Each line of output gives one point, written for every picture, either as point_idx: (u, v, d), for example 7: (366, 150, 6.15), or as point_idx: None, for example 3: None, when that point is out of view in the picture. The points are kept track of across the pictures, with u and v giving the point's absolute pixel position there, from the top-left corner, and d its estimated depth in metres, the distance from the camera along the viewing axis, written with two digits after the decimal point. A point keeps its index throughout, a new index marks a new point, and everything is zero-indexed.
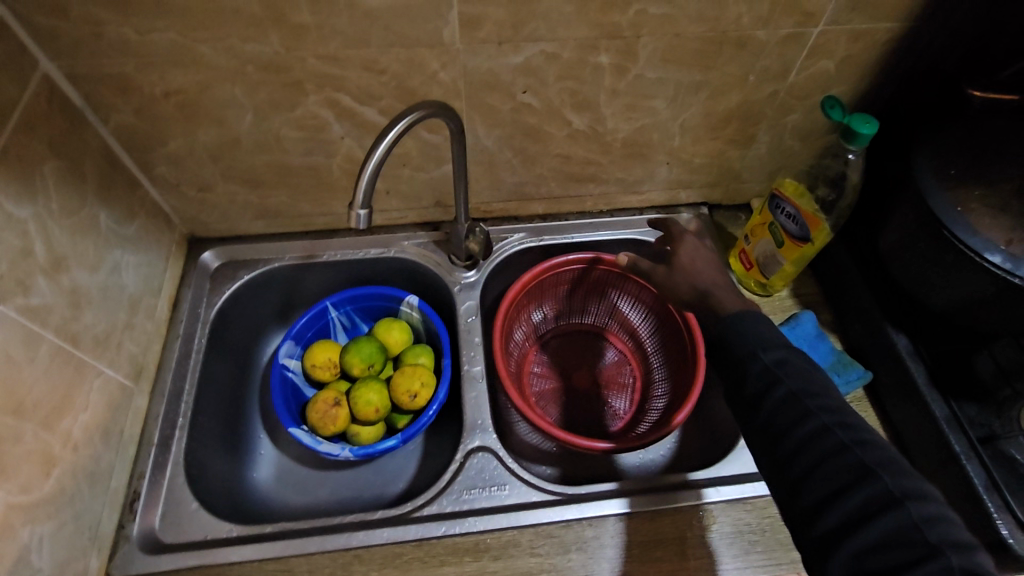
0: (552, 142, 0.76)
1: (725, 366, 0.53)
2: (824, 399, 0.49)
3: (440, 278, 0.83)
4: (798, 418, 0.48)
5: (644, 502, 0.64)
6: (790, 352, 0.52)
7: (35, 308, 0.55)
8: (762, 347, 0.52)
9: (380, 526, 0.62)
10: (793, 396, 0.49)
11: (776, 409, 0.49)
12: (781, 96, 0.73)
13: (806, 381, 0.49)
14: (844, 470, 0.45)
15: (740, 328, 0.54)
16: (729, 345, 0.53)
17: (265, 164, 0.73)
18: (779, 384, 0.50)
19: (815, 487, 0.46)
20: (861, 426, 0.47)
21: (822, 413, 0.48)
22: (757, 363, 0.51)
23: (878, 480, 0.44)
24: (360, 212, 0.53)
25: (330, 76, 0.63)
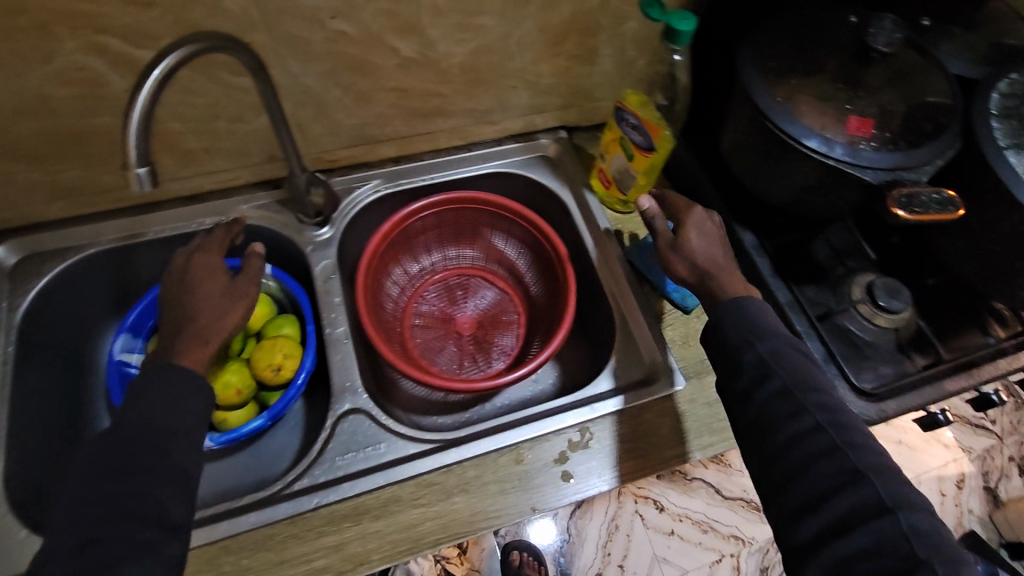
0: (383, 74, 0.69)
1: (718, 356, 0.57)
2: (816, 396, 0.53)
3: (289, 240, 0.77)
4: (791, 414, 0.52)
5: (632, 399, 0.68)
6: (787, 344, 0.56)
7: None
8: (754, 339, 0.56)
9: (246, 511, 0.58)
10: (785, 390, 0.53)
11: (772, 404, 0.53)
12: (613, 3, 0.70)
13: (794, 372, 0.54)
14: (836, 472, 0.49)
15: (724, 322, 0.58)
16: (725, 332, 0.57)
17: (40, 133, 0.62)
18: (773, 378, 0.54)
19: (803, 486, 0.50)
20: (853, 428, 0.51)
21: (816, 412, 0.52)
22: (750, 354, 0.55)
23: (869, 485, 0.48)
24: (140, 172, 0.46)
25: (85, 14, 0.52)
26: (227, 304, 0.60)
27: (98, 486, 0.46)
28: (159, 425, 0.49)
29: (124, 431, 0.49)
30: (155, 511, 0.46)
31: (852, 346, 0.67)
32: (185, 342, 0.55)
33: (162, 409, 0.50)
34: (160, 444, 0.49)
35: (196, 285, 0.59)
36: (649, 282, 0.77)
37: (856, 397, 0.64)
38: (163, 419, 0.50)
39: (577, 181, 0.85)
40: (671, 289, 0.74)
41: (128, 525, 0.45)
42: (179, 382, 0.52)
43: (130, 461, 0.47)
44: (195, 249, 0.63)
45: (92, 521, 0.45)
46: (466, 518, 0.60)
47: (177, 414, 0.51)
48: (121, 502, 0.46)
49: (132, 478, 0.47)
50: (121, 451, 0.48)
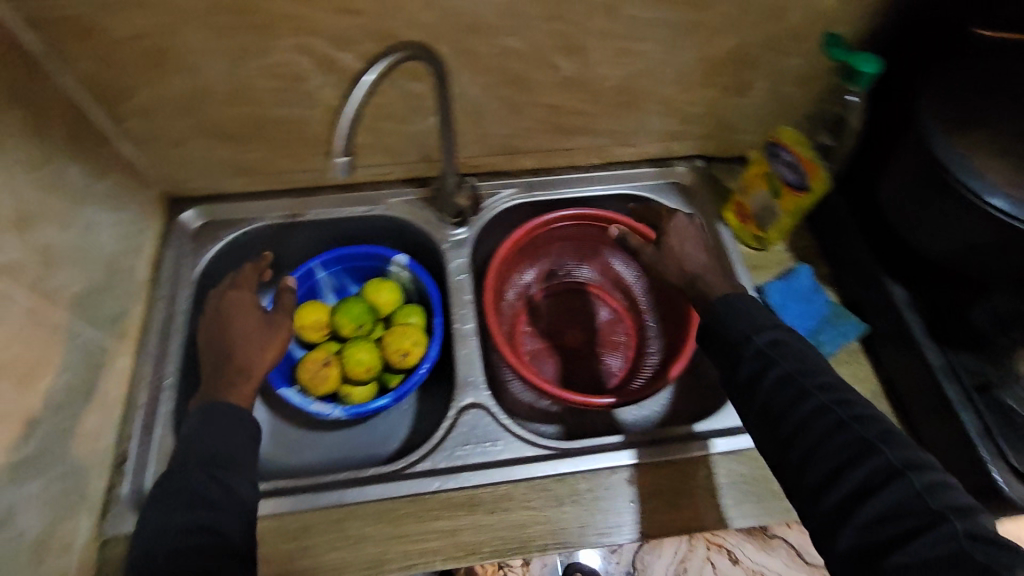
0: (540, 90, 0.71)
1: (720, 352, 0.57)
2: (816, 377, 0.52)
3: (429, 236, 0.81)
4: (794, 400, 0.51)
5: (660, 452, 0.65)
6: (782, 333, 0.56)
7: (4, 265, 0.51)
8: (754, 331, 0.56)
9: (374, 483, 0.62)
10: (787, 376, 0.52)
11: (775, 391, 0.52)
12: (781, 39, 0.70)
13: (796, 360, 0.53)
14: (846, 445, 0.48)
15: (724, 318, 0.58)
16: (726, 325, 0.57)
17: (239, 117, 0.68)
18: (774, 365, 0.53)
19: (817, 462, 0.48)
20: (856, 402, 0.50)
21: (819, 392, 0.51)
22: (750, 346, 0.55)
23: (880, 453, 0.46)
24: (340, 160, 0.51)
25: (303, 19, 0.58)
26: (264, 340, 0.66)
27: (169, 523, 0.49)
28: (219, 457, 0.54)
29: (186, 477, 0.52)
30: (222, 542, 0.49)
31: (1014, 425, 0.61)
32: (235, 377, 0.61)
33: (222, 444, 0.55)
34: (217, 479, 0.52)
35: (229, 322, 0.66)
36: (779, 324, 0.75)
37: (1018, 483, 0.58)
38: (219, 452, 0.54)
39: (709, 212, 0.84)
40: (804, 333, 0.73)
41: (197, 559, 0.48)
42: (231, 420, 0.57)
43: (193, 499, 0.51)
44: (227, 287, 0.70)
45: (171, 555, 0.48)
46: (574, 528, 0.61)
47: (229, 446, 0.55)
48: (190, 536, 0.49)
49: (198, 515, 0.50)
50: (185, 486, 0.51)
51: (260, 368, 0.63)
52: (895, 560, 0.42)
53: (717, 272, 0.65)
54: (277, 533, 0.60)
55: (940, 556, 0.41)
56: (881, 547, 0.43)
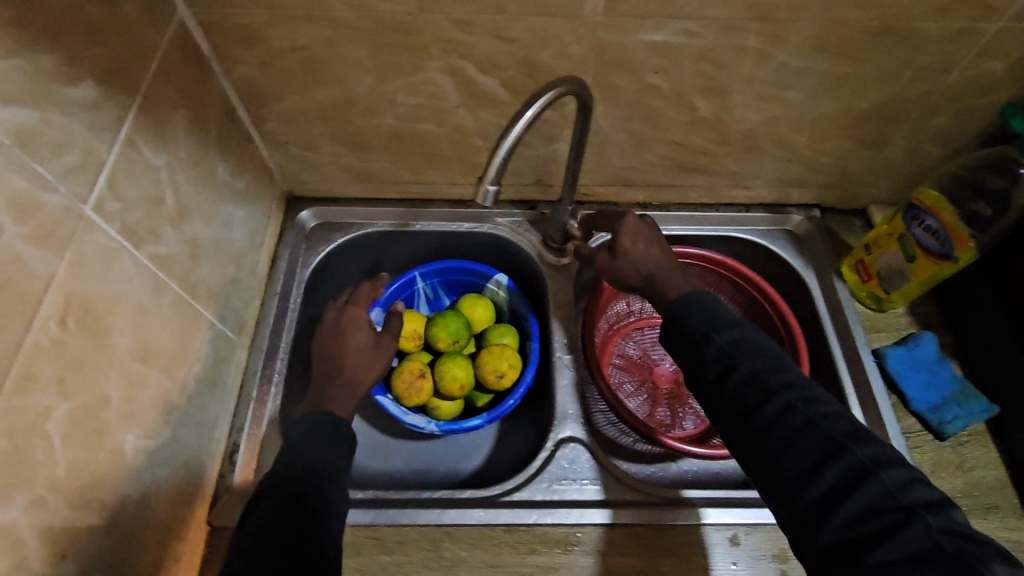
0: (670, 128, 0.70)
1: (680, 348, 0.54)
2: (783, 375, 0.49)
3: (534, 259, 0.81)
4: (759, 398, 0.48)
5: (636, 515, 0.64)
6: (742, 330, 0.52)
7: (164, 257, 0.53)
8: (715, 329, 0.52)
9: (474, 506, 0.64)
10: (753, 374, 0.49)
11: (740, 391, 0.49)
12: (933, 97, 0.67)
13: (757, 358, 0.50)
14: (816, 443, 0.44)
15: (684, 313, 0.55)
16: (689, 321, 0.54)
17: (374, 129, 0.70)
18: (737, 366, 0.50)
19: (793, 462, 0.45)
20: (821, 398, 0.47)
21: (784, 391, 0.47)
22: (712, 346, 0.52)
23: (848, 452, 0.43)
24: (489, 188, 0.53)
25: (459, 43, 0.59)
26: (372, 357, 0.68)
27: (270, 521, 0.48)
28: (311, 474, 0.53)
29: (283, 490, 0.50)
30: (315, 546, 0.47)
31: None
32: (337, 388, 0.64)
33: (314, 460, 0.54)
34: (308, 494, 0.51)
35: (347, 334, 0.69)
36: (897, 394, 0.72)
37: None
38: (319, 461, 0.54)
39: (823, 265, 0.81)
40: (925, 409, 0.70)
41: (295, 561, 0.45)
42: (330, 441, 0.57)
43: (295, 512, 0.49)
44: (346, 302, 0.72)
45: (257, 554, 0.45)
46: None
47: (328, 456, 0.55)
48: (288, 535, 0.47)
49: (297, 525, 0.48)
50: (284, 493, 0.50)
51: (365, 381, 0.66)
52: (879, 557, 0.39)
53: (672, 267, 0.62)
54: (376, 544, 0.62)
55: (916, 551, 0.38)
56: (861, 548, 0.40)
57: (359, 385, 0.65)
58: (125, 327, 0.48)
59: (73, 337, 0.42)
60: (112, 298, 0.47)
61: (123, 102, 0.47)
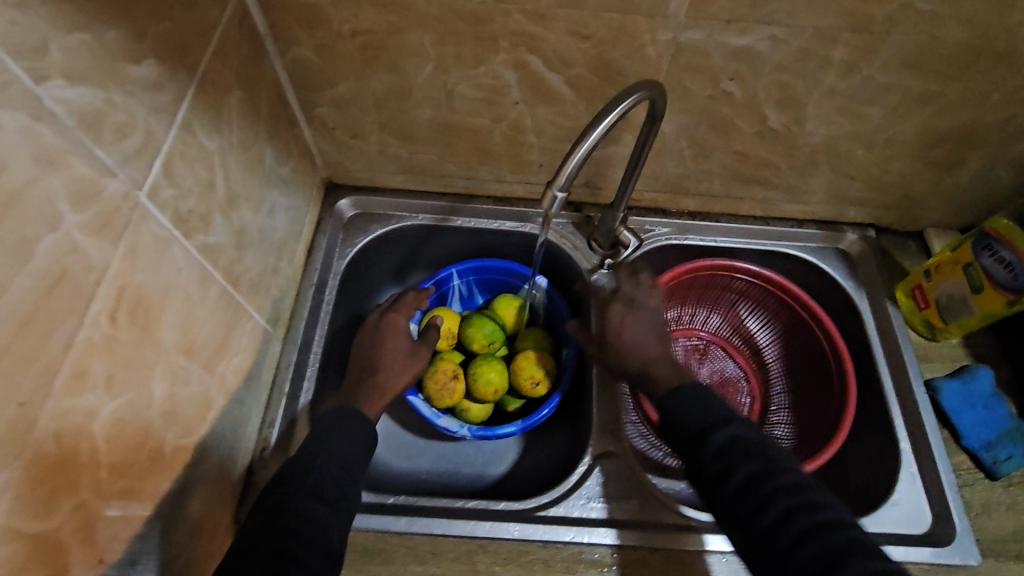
0: (736, 137, 0.68)
1: (680, 441, 0.54)
2: (781, 478, 0.48)
3: (575, 262, 0.78)
4: (757, 502, 0.47)
5: (640, 538, 0.62)
6: (739, 427, 0.52)
7: (211, 246, 0.51)
8: (711, 427, 0.52)
9: (509, 521, 0.63)
10: (751, 477, 0.49)
11: (738, 496, 0.49)
12: (1017, 122, 0.63)
13: (755, 458, 0.50)
14: (816, 553, 0.44)
15: (681, 408, 0.55)
16: (686, 416, 0.54)
17: (427, 120, 0.67)
18: (735, 469, 0.49)
19: (792, 574, 0.44)
20: (821, 505, 0.46)
21: (783, 497, 0.47)
22: (709, 444, 0.51)
23: (849, 565, 0.43)
24: (557, 194, 0.51)
25: (532, 36, 0.56)
26: (406, 365, 0.66)
27: (289, 505, 0.47)
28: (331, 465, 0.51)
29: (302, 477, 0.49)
30: (322, 539, 0.46)
31: None
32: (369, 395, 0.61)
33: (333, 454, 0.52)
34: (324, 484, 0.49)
35: (384, 341, 0.67)
36: (948, 428, 0.70)
37: None
38: (349, 454, 0.53)
39: (877, 288, 0.78)
40: (977, 446, 0.68)
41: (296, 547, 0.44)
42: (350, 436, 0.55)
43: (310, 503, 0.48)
44: (388, 308, 0.71)
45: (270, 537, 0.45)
46: None
47: (358, 449, 0.54)
48: (300, 524, 0.46)
49: (308, 516, 0.47)
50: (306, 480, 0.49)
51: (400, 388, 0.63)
52: None
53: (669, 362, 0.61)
54: (408, 553, 0.61)
55: None
56: None
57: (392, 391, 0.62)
58: (172, 321, 0.46)
59: (123, 332, 0.40)
60: (163, 291, 0.44)
61: (183, 83, 0.44)
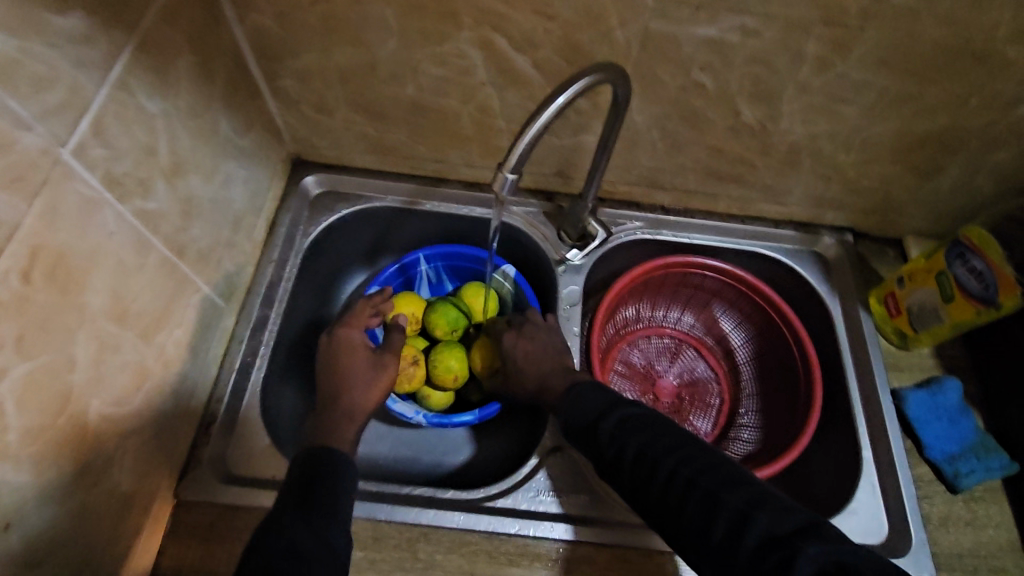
0: (709, 131, 0.66)
1: (582, 436, 0.55)
2: (666, 441, 0.50)
3: (544, 253, 0.77)
4: (648, 471, 0.49)
5: (593, 533, 0.61)
6: (629, 407, 0.54)
7: (152, 213, 0.49)
8: (601, 415, 0.54)
9: (454, 509, 0.61)
10: (640, 448, 0.50)
11: (631, 472, 0.50)
12: (999, 128, 0.61)
13: (642, 430, 0.51)
14: (703, 500, 0.45)
15: (575, 405, 0.57)
16: (577, 412, 0.56)
17: (392, 98, 0.65)
18: (626, 446, 0.51)
19: (690, 529, 0.45)
20: (703, 455, 0.48)
21: (668, 459, 0.48)
22: (602, 431, 0.53)
23: (730, 501, 0.44)
24: (508, 176, 0.49)
25: (496, 14, 0.54)
26: (371, 379, 0.62)
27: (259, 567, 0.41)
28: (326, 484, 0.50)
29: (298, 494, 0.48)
30: None
31: None
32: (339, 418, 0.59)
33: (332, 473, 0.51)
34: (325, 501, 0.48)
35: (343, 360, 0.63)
36: (913, 439, 0.68)
37: None
38: (324, 504, 0.48)
39: (850, 294, 0.76)
40: (940, 459, 0.66)
41: None
42: (341, 465, 0.53)
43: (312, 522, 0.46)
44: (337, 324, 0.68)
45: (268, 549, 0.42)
46: None
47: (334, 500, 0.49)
48: None
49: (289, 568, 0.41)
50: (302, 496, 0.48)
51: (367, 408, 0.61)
52: None
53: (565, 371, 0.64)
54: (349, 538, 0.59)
55: None
56: None
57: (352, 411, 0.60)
58: (100, 286, 0.44)
59: (40, 293, 0.39)
60: (89, 254, 0.43)
61: (119, 40, 0.43)
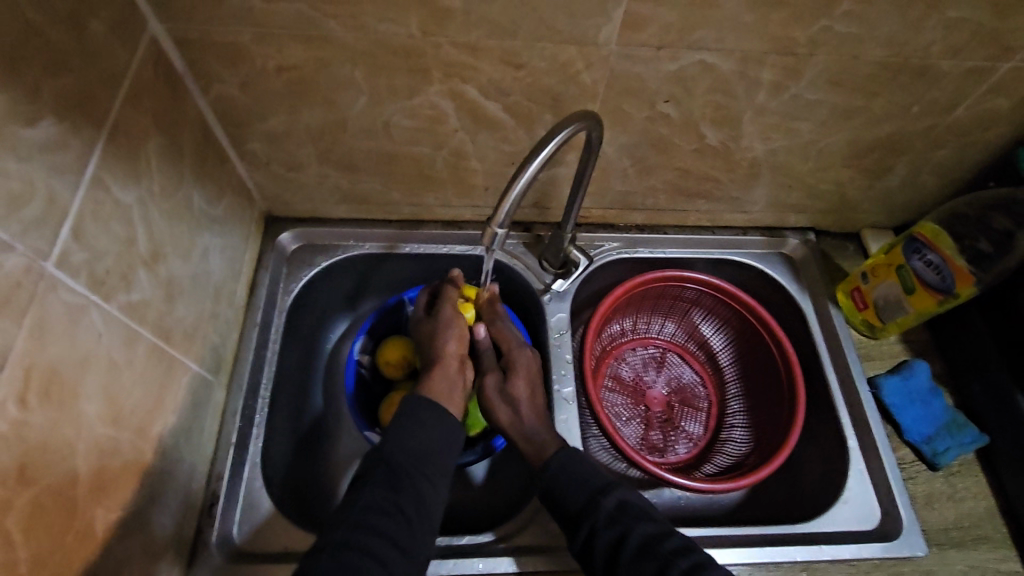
0: (676, 155, 0.68)
1: (571, 514, 0.57)
2: (672, 540, 0.54)
3: (528, 283, 0.78)
4: (654, 568, 0.52)
5: None
6: (625, 493, 0.58)
7: (136, 304, 0.48)
8: (601, 491, 0.58)
9: (469, 556, 0.62)
10: (643, 543, 0.54)
11: (636, 564, 0.53)
12: (938, 130, 0.66)
13: (646, 522, 0.55)
14: None
15: (564, 482, 0.59)
16: (571, 490, 0.58)
17: (365, 151, 0.65)
18: (629, 533, 0.54)
19: None
20: (703, 558, 0.53)
21: (674, 560, 0.52)
22: (601, 510, 0.56)
23: None
24: (498, 231, 0.51)
25: (464, 67, 0.55)
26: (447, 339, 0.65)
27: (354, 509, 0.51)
28: (415, 454, 0.55)
29: (390, 459, 0.54)
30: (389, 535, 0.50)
31: None
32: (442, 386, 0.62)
33: (423, 444, 0.56)
34: (415, 472, 0.54)
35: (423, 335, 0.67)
36: (892, 424, 0.73)
37: None
38: (417, 445, 0.56)
39: (819, 291, 0.80)
40: (918, 440, 0.71)
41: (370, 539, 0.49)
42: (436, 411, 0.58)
43: (399, 499, 0.53)
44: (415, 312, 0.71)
45: (353, 528, 0.50)
46: None
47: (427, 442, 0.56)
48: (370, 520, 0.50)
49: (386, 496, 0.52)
50: (394, 470, 0.54)
51: (458, 374, 0.64)
52: None
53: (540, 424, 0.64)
54: None
55: None
56: None
57: (431, 386, 0.61)
58: (95, 392, 0.43)
59: (37, 415, 0.37)
60: (81, 361, 0.41)
61: (89, 139, 0.42)
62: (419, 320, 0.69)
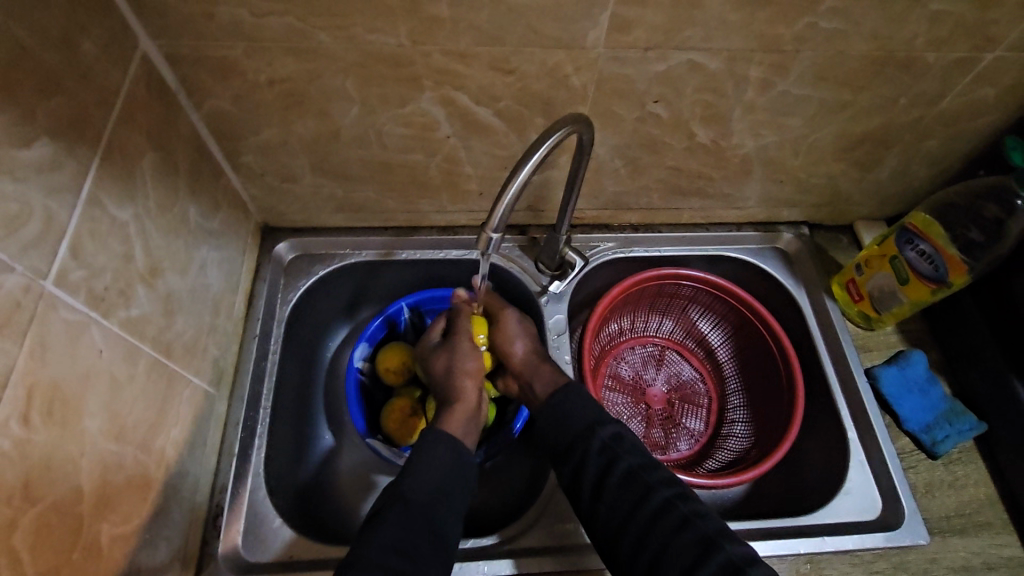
0: (668, 154, 0.69)
1: (565, 444, 0.59)
2: (660, 473, 0.56)
3: (525, 286, 0.78)
4: (641, 496, 0.54)
5: None
6: (622, 427, 0.59)
7: (135, 320, 0.48)
8: (598, 423, 0.59)
9: (476, 559, 0.62)
10: (632, 473, 0.56)
11: (621, 488, 0.55)
12: (926, 121, 0.67)
13: (637, 453, 0.57)
14: (691, 543, 0.51)
15: (561, 414, 0.60)
16: (566, 420, 0.60)
17: (359, 160, 0.66)
18: (619, 462, 0.56)
19: (669, 565, 0.51)
20: (691, 495, 0.55)
21: (662, 490, 0.55)
22: (595, 439, 0.58)
23: (718, 548, 0.50)
24: (492, 236, 0.51)
25: (454, 74, 0.56)
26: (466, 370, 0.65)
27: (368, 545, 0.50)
28: (432, 491, 0.54)
29: (408, 498, 0.53)
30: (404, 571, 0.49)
31: None
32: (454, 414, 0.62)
33: (442, 481, 0.55)
34: (432, 510, 0.53)
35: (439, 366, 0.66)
36: (891, 414, 0.73)
37: None
38: (432, 479, 0.55)
39: (815, 284, 0.81)
40: (918, 429, 0.71)
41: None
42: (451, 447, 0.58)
43: (416, 537, 0.51)
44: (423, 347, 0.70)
45: (371, 567, 0.48)
46: None
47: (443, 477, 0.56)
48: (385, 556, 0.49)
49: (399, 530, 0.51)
50: (411, 508, 0.53)
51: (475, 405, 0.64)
52: None
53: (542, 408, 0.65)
54: None
55: None
56: None
57: (453, 423, 0.61)
58: (97, 408, 0.43)
59: (40, 433, 0.38)
60: (82, 379, 0.42)
61: (85, 158, 0.42)
62: (431, 350, 0.68)
